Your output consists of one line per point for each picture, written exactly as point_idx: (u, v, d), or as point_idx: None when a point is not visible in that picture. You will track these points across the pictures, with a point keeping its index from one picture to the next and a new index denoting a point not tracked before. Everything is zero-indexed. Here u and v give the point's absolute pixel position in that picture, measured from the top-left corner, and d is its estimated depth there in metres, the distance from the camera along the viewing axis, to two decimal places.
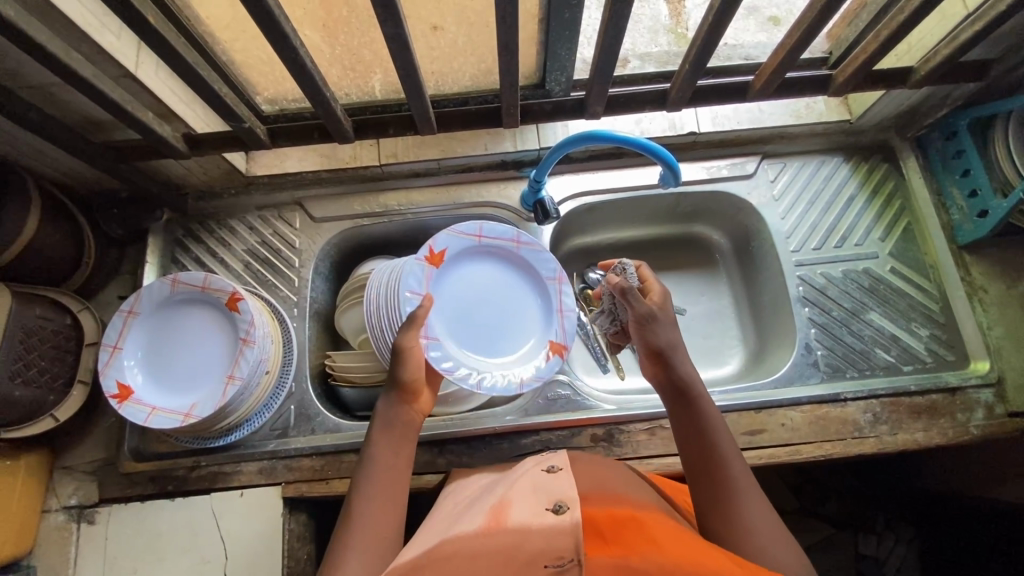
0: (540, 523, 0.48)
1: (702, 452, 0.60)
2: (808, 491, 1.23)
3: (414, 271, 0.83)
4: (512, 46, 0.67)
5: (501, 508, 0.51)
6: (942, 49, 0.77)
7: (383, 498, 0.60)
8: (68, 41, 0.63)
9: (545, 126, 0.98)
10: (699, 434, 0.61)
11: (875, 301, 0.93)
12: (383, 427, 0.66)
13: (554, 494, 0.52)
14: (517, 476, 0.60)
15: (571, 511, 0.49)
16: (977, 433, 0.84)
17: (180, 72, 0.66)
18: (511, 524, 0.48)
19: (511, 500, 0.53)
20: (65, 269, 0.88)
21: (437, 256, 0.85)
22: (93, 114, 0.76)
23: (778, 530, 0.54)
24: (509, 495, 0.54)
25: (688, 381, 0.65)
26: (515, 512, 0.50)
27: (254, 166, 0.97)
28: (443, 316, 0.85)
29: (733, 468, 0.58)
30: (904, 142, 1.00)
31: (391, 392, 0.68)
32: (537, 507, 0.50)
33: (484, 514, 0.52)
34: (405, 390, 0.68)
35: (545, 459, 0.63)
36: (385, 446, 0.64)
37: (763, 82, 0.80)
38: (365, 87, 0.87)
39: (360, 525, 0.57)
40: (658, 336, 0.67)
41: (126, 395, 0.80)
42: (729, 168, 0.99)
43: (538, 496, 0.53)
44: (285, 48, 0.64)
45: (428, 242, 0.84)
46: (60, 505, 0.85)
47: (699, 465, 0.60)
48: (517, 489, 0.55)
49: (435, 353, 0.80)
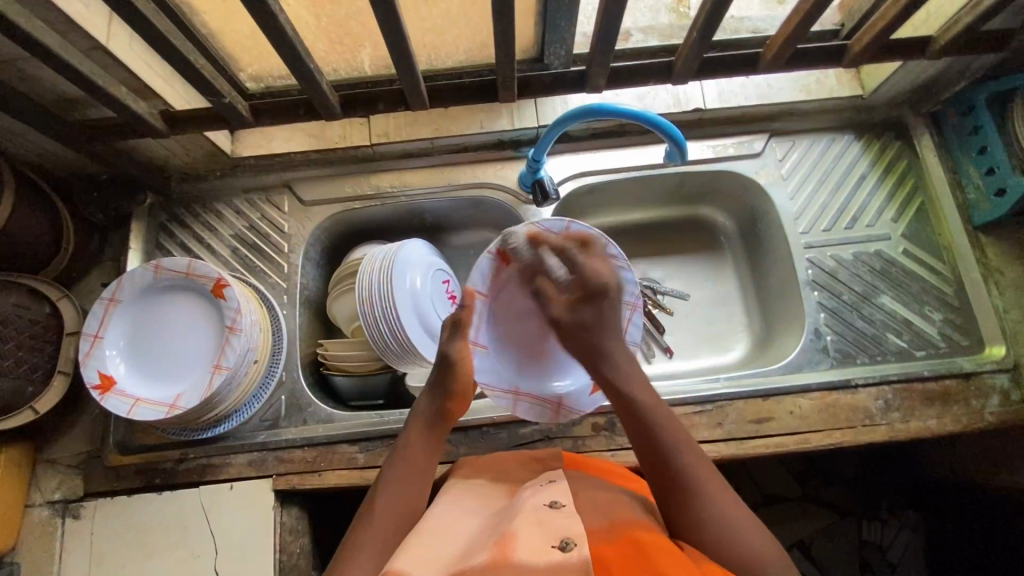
0: (549, 561, 0.47)
1: (649, 443, 0.60)
2: (812, 478, 1.20)
3: None
4: (508, 13, 0.62)
5: (506, 540, 0.49)
6: (964, 17, 0.73)
7: (408, 495, 0.63)
8: (32, 10, 0.58)
9: (543, 101, 0.94)
10: (643, 423, 0.62)
11: (887, 284, 0.90)
12: (421, 427, 0.69)
13: (559, 529, 0.51)
14: (520, 501, 0.57)
15: (578, 549, 0.48)
16: (992, 420, 0.81)
17: (154, 44, 0.62)
18: (520, 560, 0.47)
19: (516, 528, 0.51)
20: (44, 256, 0.84)
21: (507, 254, 0.79)
22: (65, 91, 0.72)
23: (739, 515, 0.55)
24: (513, 523, 0.52)
25: (620, 373, 0.66)
26: (521, 544, 0.48)
27: (240, 147, 0.92)
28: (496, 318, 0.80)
29: (680, 454, 0.59)
30: (919, 118, 0.95)
31: (435, 396, 0.71)
32: (543, 542, 0.49)
33: (488, 547, 0.50)
34: (453, 398, 0.71)
35: (547, 484, 0.60)
36: (414, 445, 0.67)
37: (774, 53, 0.76)
38: (354, 62, 0.83)
39: (378, 520, 0.60)
40: (584, 336, 0.69)
41: (108, 386, 0.77)
42: (736, 146, 0.95)
43: (543, 529, 0.51)
44: (263, 17, 0.59)
45: None
46: (45, 500, 0.82)
47: (645, 454, 0.60)
48: (520, 516, 0.53)
49: (479, 364, 0.77)
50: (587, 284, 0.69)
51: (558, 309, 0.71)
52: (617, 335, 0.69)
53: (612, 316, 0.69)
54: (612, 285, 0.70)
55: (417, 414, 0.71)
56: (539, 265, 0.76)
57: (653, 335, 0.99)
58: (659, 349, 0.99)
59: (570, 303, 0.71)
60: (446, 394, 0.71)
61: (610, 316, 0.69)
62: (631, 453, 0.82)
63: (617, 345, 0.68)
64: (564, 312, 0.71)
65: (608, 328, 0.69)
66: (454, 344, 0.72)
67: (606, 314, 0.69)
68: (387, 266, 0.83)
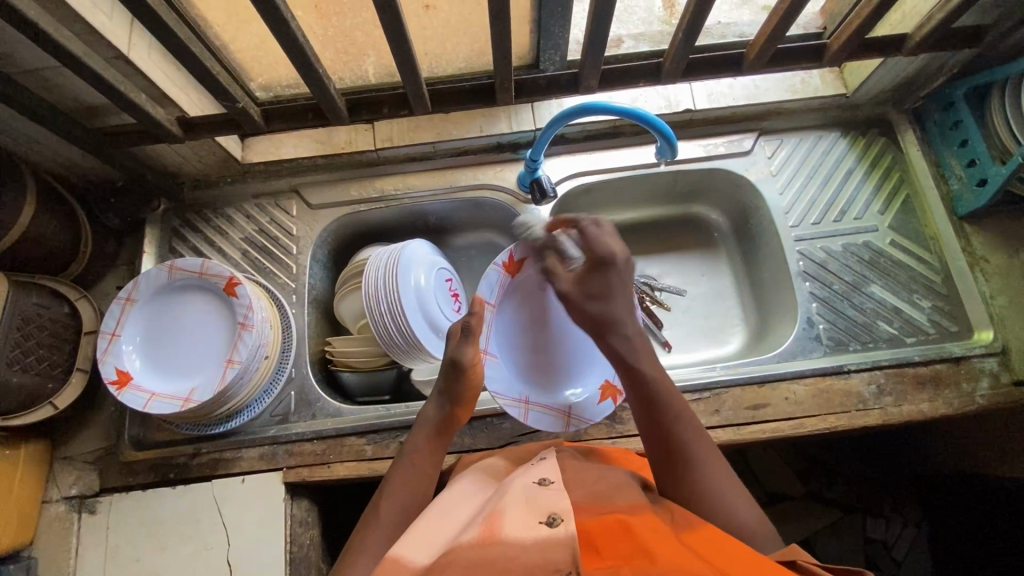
0: (536, 537, 0.49)
1: (654, 417, 0.63)
2: (815, 475, 1.21)
3: (490, 275, 0.87)
4: (504, 17, 0.66)
5: (494, 518, 0.52)
6: (935, 15, 0.77)
7: (412, 493, 0.65)
8: (60, 21, 0.63)
9: (539, 105, 0.98)
10: (649, 397, 0.64)
11: (877, 274, 0.93)
12: (427, 432, 0.71)
13: (546, 505, 0.53)
14: (513, 480, 0.60)
15: (565, 525, 0.50)
16: (983, 403, 0.84)
17: (173, 51, 0.66)
18: (506, 536, 0.49)
19: (506, 506, 0.53)
20: (62, 259, 0.88)
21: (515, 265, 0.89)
22: (87, 99, 0.76)
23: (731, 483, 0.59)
24: (504, 501, 0.55)
25: (629, 349, 0.67)
26: (509, 522, 0.51)
27: (249, 153, 0.97)
28: (505, 329, 0.88)
29: (685, 428, 0.62)
30: (901, 115, 0.99)
31: (442, 399, 0.74)
32: (531, 519, 0.51)
33: (478, 524, 0.52)
34: (461, 401, 0.74)
35: (536, 463, 0.63)
36: (422, 449, 0.69)
37: (757, 52, 0.79)
38: (359, 71, 0.87)
39: (382, 515, 0.62)
40: (591, 308, 0.71)
41: (125, 381, 0.80)
42: (726, 145, 0.99)
43: (531, 506, 0.53)
44: (276, 24, 0.63)
45: (508, 249, 0.87)
46: (61, 495, 0.85)
47: (649, 425, 0.63)
48: (509, 496, 0.55)
49: (488, 371, 0.84)
50: (593, 256, 0.71)
51: (567, 283, 0.74)
52: (624, 304, 0.70)
53: (619, 284, 0.71)
54: (618, 256, 0.71)
55: (425, 418, 0.73)
56: (555, 244, 0.80)
57: (651, 330, 1.01)
58: (657, 343, 1.02)
59: (582, 278, 0.73)
60: (452, 398, 0.74)
61: (616, 284, 0.71)
62: (631, 441, 0.84)
63: (623, 316, 0.70)
64: (575, 286, 0.73)
65: (615, 297, 0.70)
66: (464, 349, 0.74)
67: (612, 283, 0.71)
68: (396, 267, 0.85)
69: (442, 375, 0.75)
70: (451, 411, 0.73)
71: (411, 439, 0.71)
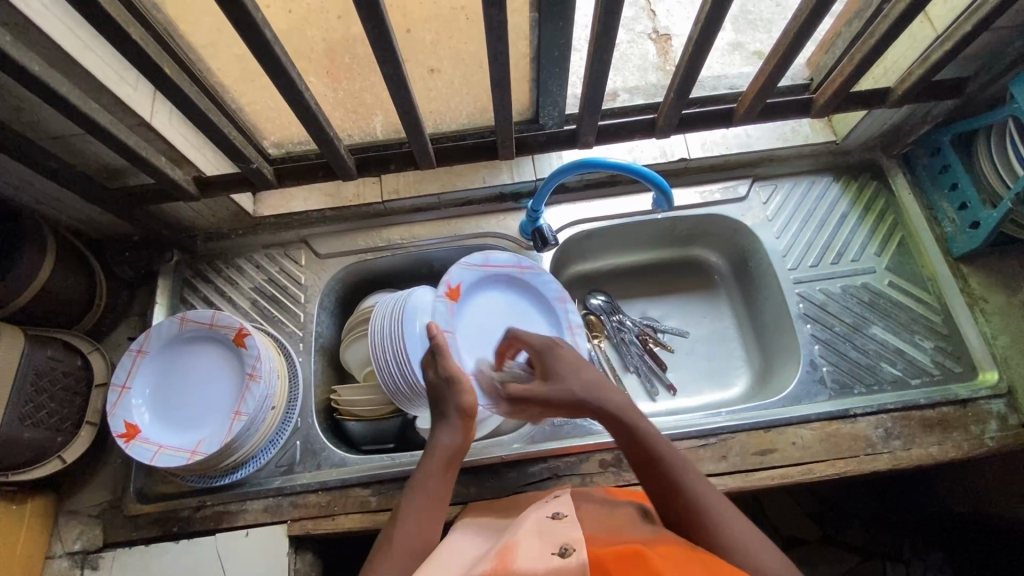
0: (548, 567, 0.49)
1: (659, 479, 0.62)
2: (830, 519, 1.17)
3: (436, 306, 0.87)
4: (505, 83, 0.71)
5: (508, 552, 0.52)
6: (915, 69, 0.80)
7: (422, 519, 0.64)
8: (89, 94, 0.67)
9: (539, 158, 1.02)
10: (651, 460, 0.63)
11: (877, 315, 0.93)
12: (438, 459, 0.68)
13: (558, 537, 0.53)
14: (523, 518, 0.60)
15: (577, 554, 0.50)
16: (992, 445, 0.83)
17: (195, 119, 0.70)
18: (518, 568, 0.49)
19: (519, 541, 0.54)
20: (77, 311, 0.90)
21: (455, 291, 0.90)
22: (109, 161, 0.80)
23: (761, 540, 0.57)
24: (515, 537, 0.55)
25: (620, 413, 0.67)
26: (522, 556, 0.51)
27: (262, 208, 1.00)
28: (468, 348, 0.89)
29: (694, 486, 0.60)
30: (891, 159, 1.02)
31: (450, 418, 0.71)
32: (543, 550, 0.51)
33: (490, 559, 0.52)
34: (465, 415, 0.72)
35: (550, 499, 0.64)
36: (431, 475, 0.67)
37: (747, 107, 0.83)
38: (368, 128, 0.91)
39: (394, 551, 0.61)
40: (556, 396, 0.70)
41: (133, 434, 0.81)
42: (721, 191, 1.02)
43: (543, 539, 0.54)
44: (290, 93, 0.68)
45: (444, 279, 0.88)
46: (65, 550, 0.84)
47: (662, 494, 0.61)
48: (522, 532, 0.56)
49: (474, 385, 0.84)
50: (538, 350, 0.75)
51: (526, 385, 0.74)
52: (588, 372, 0.71)
53: (570, 360, 0.73)
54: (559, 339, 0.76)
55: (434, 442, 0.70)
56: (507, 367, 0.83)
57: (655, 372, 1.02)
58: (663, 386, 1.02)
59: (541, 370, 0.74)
60: (456, 411, 0.72)
61: (568, 362, 0.73)
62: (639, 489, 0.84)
63: (595, 381, 0.70)
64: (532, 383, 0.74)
65: (578, 370, 0.71)
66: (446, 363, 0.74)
67: (564, 362, 0.73)
68: (399, 313, 0.84)
69: (438, 396, 0.73)
70: (457, 424, 0.71)
71: (417, 467, 0.69)
